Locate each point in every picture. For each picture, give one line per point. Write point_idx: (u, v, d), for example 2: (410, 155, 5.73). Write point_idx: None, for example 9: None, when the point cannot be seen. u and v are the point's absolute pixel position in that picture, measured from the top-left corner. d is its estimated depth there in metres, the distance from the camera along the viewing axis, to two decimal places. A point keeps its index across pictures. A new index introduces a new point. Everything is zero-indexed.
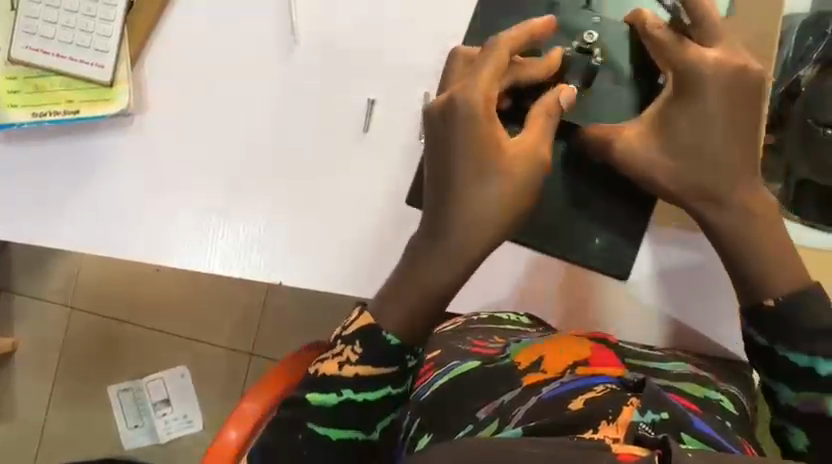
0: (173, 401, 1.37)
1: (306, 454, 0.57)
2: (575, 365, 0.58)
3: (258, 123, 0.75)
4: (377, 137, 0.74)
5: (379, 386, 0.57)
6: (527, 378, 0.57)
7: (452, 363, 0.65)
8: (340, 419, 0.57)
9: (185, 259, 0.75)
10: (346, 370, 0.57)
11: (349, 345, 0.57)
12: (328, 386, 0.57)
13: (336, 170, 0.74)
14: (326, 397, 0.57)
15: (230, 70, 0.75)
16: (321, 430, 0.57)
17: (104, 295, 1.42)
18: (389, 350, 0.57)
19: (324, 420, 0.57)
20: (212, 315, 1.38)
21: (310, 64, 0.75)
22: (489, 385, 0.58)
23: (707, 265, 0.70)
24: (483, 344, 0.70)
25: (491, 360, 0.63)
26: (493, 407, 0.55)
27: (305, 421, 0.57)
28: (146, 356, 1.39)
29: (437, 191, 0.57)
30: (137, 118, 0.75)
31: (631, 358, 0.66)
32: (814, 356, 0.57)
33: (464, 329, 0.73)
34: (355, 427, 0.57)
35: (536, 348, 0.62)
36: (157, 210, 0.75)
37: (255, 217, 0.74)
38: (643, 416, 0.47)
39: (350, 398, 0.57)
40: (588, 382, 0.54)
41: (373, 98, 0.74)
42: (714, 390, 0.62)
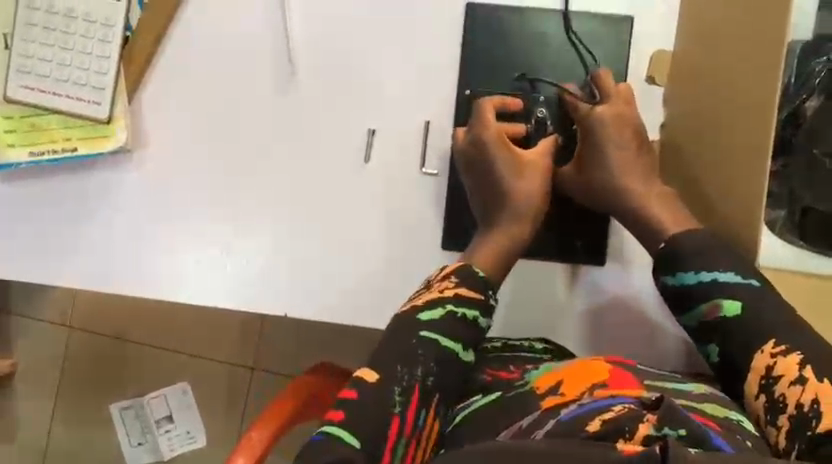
0: (176, 418, 1.37)
1: (421, 354, 0.58)
2: (592, 388, 0.57)
3: (257, 154, 0.75)
4: (380, 166, 0.74)
5: (472, 307, 0.62)
6: (546, 402, 0.57)
7: (469, 396, 0.64)
8: (446, 331, 0.60)
9: (187, 293, 0.74)
10: (447, 292, 0.62)
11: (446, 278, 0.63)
12: (433, 304, 0.61)
13: (338, 199, 0.74)
14: (432, 312, 0.60)
15: (227, 101, 0.75)
16: (433, 335, 0.59)
17: (102, 315, 1.41)
18: (479, 281, 0.64)
19: (437, 326, 0.60)
20: (211, 330, 1.37)
21: (307, 94, 0.74)
22: (508, 416, 0.58)
23: None
24: (506, 373, 0.65)
25: (508, 389, 0.62)
26: (513, 431, 0.56)
27: (418, 327, 0.60)
28: (146, 374, 1.39)
29: (481, 191, 0.72)
30: (134, 153, 0.75)
31: (655, 383, 0.61)
32: (697, 271, 0.63)
33: (480, 360, 0.68)
34: (455, 339, 0.60)
35: (554, 372, 0.61)
36: (157, 244, 0.74)
37: (259, 249, 0.74)
38: (659, 433, 0.48)
39: (454, 313, 0.61)
40: (606, 401, 0.53)
41: (373, 127, 0.74)
42: (737, 413, 0.57)
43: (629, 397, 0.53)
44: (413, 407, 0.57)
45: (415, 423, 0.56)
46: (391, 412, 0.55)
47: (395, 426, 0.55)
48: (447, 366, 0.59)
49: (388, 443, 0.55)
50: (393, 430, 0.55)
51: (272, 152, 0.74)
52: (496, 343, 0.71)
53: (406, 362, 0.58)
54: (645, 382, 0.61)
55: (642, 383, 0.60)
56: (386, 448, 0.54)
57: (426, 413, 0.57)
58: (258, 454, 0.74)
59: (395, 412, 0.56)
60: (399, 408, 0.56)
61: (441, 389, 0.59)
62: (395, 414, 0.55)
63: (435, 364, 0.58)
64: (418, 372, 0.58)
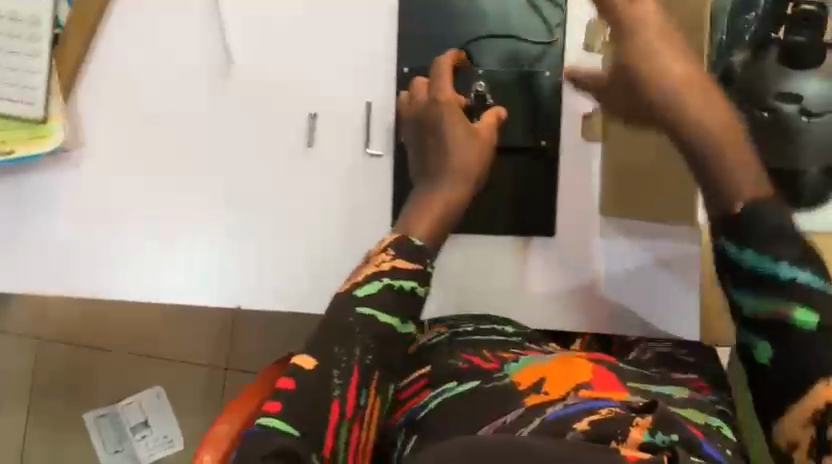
0: (152, 423, 1.36)
1: (358, 331, 0.54)
2: (578, 388, 0.54)
3: (199, 146, 0.74)
4: (324, 151, 0.73)
5: (409, 278, 0.58)
6: (530, 398, 0.53)
7: (442, 386, 0.59)
8: (384, 304, 0.56)
9: (139, 290, 0.73)
10: (383, 266, 0.58)
11: (383, 251, 0.60)
12: (368, 279, 0.57)
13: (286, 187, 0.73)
14: (366, 288, 0.56)
15: (165, 95, 0.74)
16: (370, 311, 0.55)
17: (70, 324, 1.39)
18: (414, 249, 0.60)
19: (373, 302, 0.56)
20: (181, 332, 1.36)
21: (246, 83, 0.74)
22: (489, 407, 0.53)
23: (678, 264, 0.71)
24: (480, 360, 0.61)
25: (486, 379, 0.57)
26: (494, 427, 0.50)
27: (354, 303, 0.56)
28: (118, 381, 1.36)
29: (427, 151, 0.67)
30: (73, 152, 0.74)
31: (638, 385, 0.59)
32: (777, 260, 0.53)
33: (448, 342, 0.65)
34: (393, 312, 0.56)
35: (533, 368, 0.58)
36: (104, 243, 0.74)
37: (208, 241, 0.73)
38: (654, 437, 0.44)
39: (391, 286, 0.57)
40: (596, 403, 0.50)
41: (315, 112, 0.73)
42: (714, 416, 0.56)
43: (616, 401, 0.52)
44: (354, 391, 0.53)
45: (356, 403, 0.53)
46: (331, 396, 0.51)
47: (335, 410, 0.51)
48: (386, 345, 0.56)
49: (330, 429, 0.51)
50: (334, 414, 0.51)
51: (215, 143, 0.74)
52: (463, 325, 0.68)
53: (343, 342, 0.54)
54: (628, 383, 0.58)
55: (626, 384, 0.58)
56: (327, 434, 0.50)
57: (369, 392, 0.54)
58: None
59: (335, 396, 0.52)
60: (339, 391, 0.52)
61: (381, 367, 0.55)
62: (335, 397, 0.51)
63: (373, 342, 0.55)
64: (356, 351, 0.54)
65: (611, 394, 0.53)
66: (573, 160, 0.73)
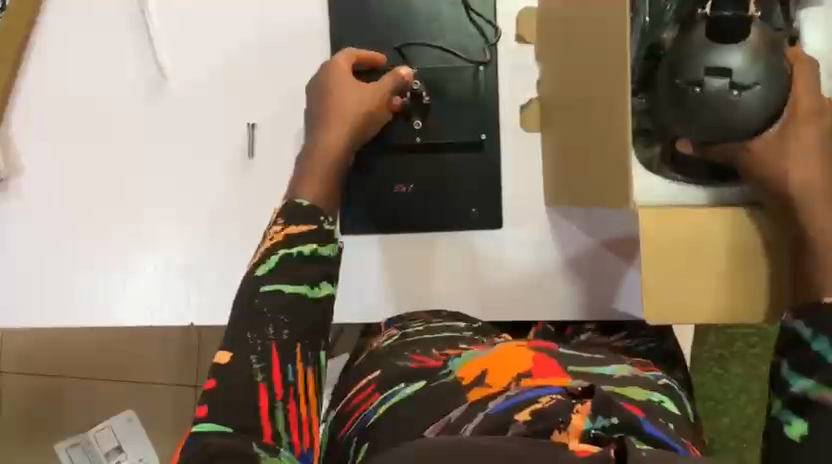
0: (126, 448, 1.34)
1: (267, 312, 0.52)
2: (519, 376, 0.55)
3: (140, 165, 0.73)
4: (265, 160, 0.73)
5: (305, 242, 0.55)
6: (473, 393, 0.54)
7: (391, 387, 0.60)
8: (287, 277, 0.53)
9: (88, 312, 0.74)
10: (277, 237, 0.55)
11: (274, 224, 0.57)
12: (264, 255, 0.54)
13: (230, 201, 0.73)
14: (266, 264, 0.53)
15: (102, 117, 0.73)
16: (272, 286, 0.53)
17: (29, 356, 1.36)
18: (306, 213, 0.57)
19: (274, 278, 0.53)
20: (146, 355, 1.33)
21: (181, 99, 0.73)
22: (432, 403, 0.54)
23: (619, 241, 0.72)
24: (423, 357, 0.63)
25: (433, 377, 0.58)
26: (440, 425, 0.51)
27: (256, 287, 0.53)
28: (87, 408, 1.35)
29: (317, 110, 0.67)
30: (11, 181, 0.73)
31: (578, 368, 0.60)
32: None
33: (400, 344, 0.67)
34: (300, 281, 0.54)
35: (476, 361, 0.59)
36: (50, 270, 0.73)
37: (155, 262, 0.73)
38: (594, 422, 0.48)
39: (289, 256, 0.54)
40: (535, 393, 0.52)
41: (253, 121, 0.73)
42: (657, 392, 0.59)
43: (557, 390, 0.53)
44: (278, 374, 0.50)
45: (284, 380, 0.50)
46: (256, 383, 0.49)
47: (263, 395, 0.49)
48: (302, 315, 0.53)
49: (264, 415, 0.48)
50: (263, 402, 0.49)
51: (155, 160, 0.73)
52: (412, 327, 0.70)
53: (253, 326, 0.51)
54: (570, 368, 0.60)
55: (568, 370, 0.59)
56: (262, 421, 0.48)
57: (296, 367, 0.51)
58: None
59: (259, 381, 0.49)
60: (263, 376, 0.50)
61: (306, 335, 0.52)
62: (259, 382, 0.49)
63: (289, 326, 0.52)
64: (269, 331, 0.51)
65: (552, 382, 0.55)
66: (517, 151, 0.73)
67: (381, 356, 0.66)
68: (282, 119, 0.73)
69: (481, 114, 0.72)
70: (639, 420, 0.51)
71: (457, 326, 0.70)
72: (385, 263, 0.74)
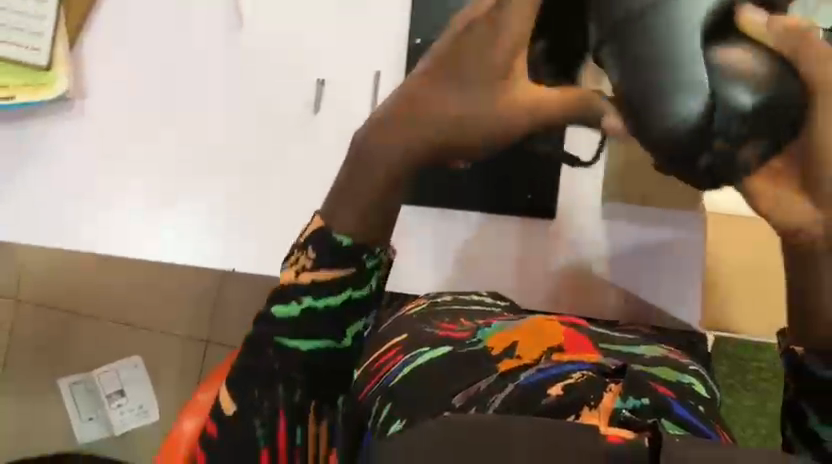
0: (127, 393, 1.41)
1: (277, 365, 0.45)
2: (550, 351, 0.53)
3: (204, 106, 0.74)
4: (328, 117, 0.72)
5: (336, 292, 0.45)
6: (503, 365, 0.51)
7: (417, 349, 0.58)
8: (308, 330, 0.45)
9: (132, 248, 0.74)
10: (303, 276, 0.45)
11: (300, 250, 0.46)
12: (285, 296, 0.45)
13: (284, 151, 0.73)
14: (283, 308, 0.45)
15: (173, 53, 0.74)
16: (291, 342, 0.45)
17: (58, 289, 1.44)
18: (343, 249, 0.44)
19: (290, 330, 0.45)
20: (170, 299, 1.39)
21: (254, 46, 0.73)
22: (464, 369, 0.51)
23: (669, 243, 0.72)
24: (452, 327, 0.62)
25: (459, 344, 0.57)
26: (468, 393, 0.47)
27: (272, 333, 0.45)
28: (105, 348, 1.41)
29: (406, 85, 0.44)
30: (76, 102, 0.74)
31: (606, 345, 0.60)
32: None
33: (427, 312, 0.67)
34: (323, 337, 0.45)
35: (507, 333, 0.57)
36: (102, 198, 0.74)
37: (203, 205, 0.74)
38: (626, 403, 0.43)
39: (314, 308, 0.45)
40: (564, 370, 0.49)
41: (322, 78, 0.73)
42: (685, 374, 0.57)
43: (588, 366, 0.50)
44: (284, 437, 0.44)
45: (290, 443, 0.44)
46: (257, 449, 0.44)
47: None
48: (317, 374, 0.45)
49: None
50: None
51: (219, 104, 0.73)
52: (446, 296, 0.71)
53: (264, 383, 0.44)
54: (599, 345, 0.60)
55: (598, 347, 0.59)
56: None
57: (306, 429, 0.45)
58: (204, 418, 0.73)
59: (262, 447, 0.44)
60: (265, 440, 0.44)
61: (320, 393, 0.45)
62: (262, 448, 0.44)
63: (301, 371, 0.45)
64: (278, 395, 0.44)
65: (582, 356, 0.53)
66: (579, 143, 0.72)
67: (409, 321, 0.66)
68: (352, 78, 0.72)
69: None
70: (672, 403, 0.46)
71: (488, 301, 0.70)
72: (432, 234, 0.76)
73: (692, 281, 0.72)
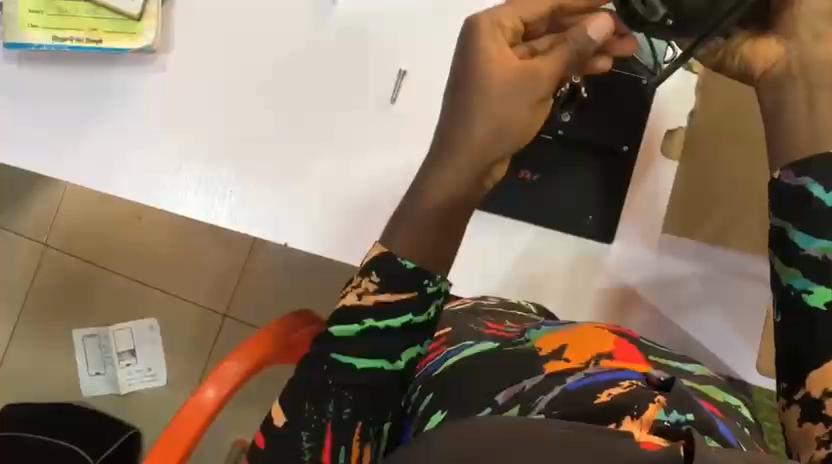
0: (139, 353, 1.40)
1: (331, 385, 0.54)
2: (600, 357, 0.55)
3: (286, 78, 0.76)
4: (403, 108, 0.74)
5: (397, 312, 0.55)
6: (549, 365, 0.53)
7: (462, 341, 0.61)
8: (364, 348, 0.55)
9: (189, 207, 0.75)
10: (366, 299, 0.55)
11: (365, 277, 0.56)
12: (347, 317, 0.55)
13: (356, 129, 0.75)
14: (345, 328, 0.55)
15: (263, 22, 0.77)
16: (346, 358, 0.54)
17: (80, 239, 1.44)
18: (402, 276, 0.55)
19: (349, 347, 0.55)
20: (198, 265, 1.40)
21: (340, 27, 0.76)
22: (507, 368, 0.53)
23: (710, 277, 0.72)
24: (499, 327, 0.64)
25: (510, 342, 0.59)
26: (512, 392, 0.50)
27: (330, 350, 0.55)
28: (122, 305, 1.42)
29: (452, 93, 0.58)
30: (159, 56, 0.77)
31: (656, 357, 0.61)
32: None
33: (473, 311, 0.68)
34: (379, 356, 0.54)
35: (556, 336, 0.59)
36: (169, 152, 0.76)
37: (266, 173, 0.75)
38: (668, 417, 0.46)
39: (375, 326, 0.55)
40: (613, 376, 0.51)
41: (404, 69, 0.75)
42: (732, 397, 0.60)
43: (636, 374, 0.52)
44: (327, 454, 0.54)
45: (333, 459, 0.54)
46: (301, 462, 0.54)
47: None
48: (365, 391, 0.54)
49: None
50: None
51: (299, 82, 0.76)
52: (492, 300, 0.72)
53: (316, 399, 0.54)
54: (649, 357, 0.61)
55: (648, 359, 0.60)
56: None
57: (348, 449, 0.54)
58: (230, 386, 0.74)
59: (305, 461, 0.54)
60: (309, 456, 0.54)
61: (365, 413, 0.54)
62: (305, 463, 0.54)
63: (350, 389, 0.54)
64: (328, 411, 0.54)
65: (632, 367, 0.55)
66: (648, 170, 0.73)
67: (451, 320, 0.67)
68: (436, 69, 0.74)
69: (627, 123, 0.71)
70: (716, 422, 0.49)
71: (533, 310, 0.71)
72: (486, 240, 0.75)
73: (737, 322, 0.72)
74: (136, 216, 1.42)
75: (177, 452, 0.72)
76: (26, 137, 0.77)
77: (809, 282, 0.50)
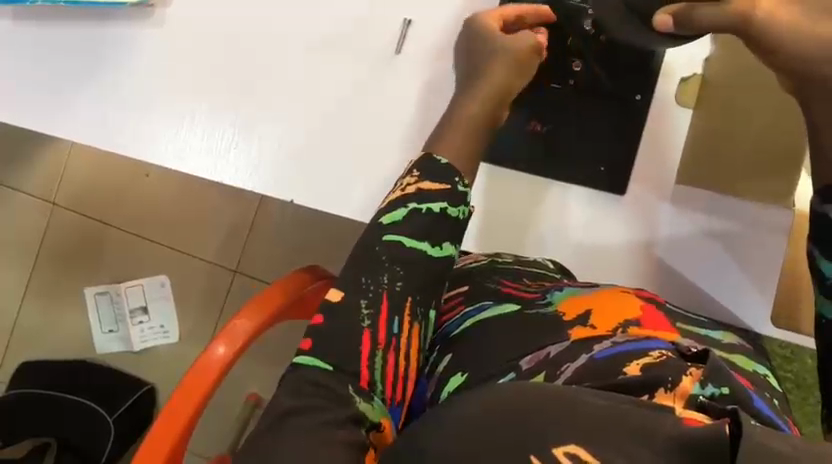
0: (151, 310, 1.41)
1: (385, 260, 0.59)
2: (626, 325, 0.56)
3: (287, 29, 0.74)
4: (411, 59, 0.73)
5: (437, 200, 0.61)
6: (576, 332, 0.55)
7: (479, 301, 0.64)
8: (411, 231, 0.60)
9: (191, 165, 0.75)
10: (410, 189, 0.62)
11: (408, 174, 0.63)
12: (395, 205, 0.61)
13: (361, 82, 0.73)
14: (394, 215, 0.61)
15: None
16: (396, 237, 0.60)
17: (88, 197, 1.43)
18: (441, 169, 0.63)
19: (397, 229, 0.60)
20: (207, 222, 1.39)
21: None
22: (532, 337, 0.56)
23: (734, 238, 0.70)
24: (517, 286, 0.65)
25: (531, 305, 0.61)
26: (537, 358, 0.53)
27: (383, 232, 0.60)
28: (132, 263, 1.42)
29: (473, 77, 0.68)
30: (158, 10, 0.75)
31: (684, 325, 0.62)
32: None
33: (495, 266, 0.69)
34: (426, 238, 0.60)
35: (577, 299, 0.61)
36: (169, 109, 0.75)
37: (268, 130, 0.74)
38: (703, 389, 0.46)
39: (418, 210, 0.61)
40: (642, 346, 0.52)
41: (410, 19, 0.73)
42: (760, 366, 0.61)
43: (665, 345, 0.53)
44: (384, 320, 0.57)
45: (389, 331, 0.57)
46: (360, 327, 0.56)
47: (365, 341, 0.56)
48: (415, 269, 0.59)
49: (363, 357, 0.55)
50: (365, 345, 0.56)
51: (303, 36, 0.74)
52: (506, 257, 0.72)
53: (371, 272, 0.58)
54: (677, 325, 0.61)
55: (675, 325, 0.60)
56: (361, 364, 0.55)
57: (402, 321, 0.57)
58: (241, 345, 0.74)
59: (364, 327, 0.56)
60: (368, 323, 0.56)
61: (416, 292, 0.59)
62: (365, 328, 0.56)
63: (403, 267, 0.59)
64: (383, 281, 0.58)
65: (659, 334, 0.55)
66: (663, 123, 0.71)
67: (472, 277, 0.68)
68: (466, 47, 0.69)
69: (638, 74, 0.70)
70: (750, 395, 0.49)
71: (552, 267, 0.70)
72: (505, 197, 0.73)
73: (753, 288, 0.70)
74: (144, 173, 1.41)
75: (189, 412, 0.71)
76: (25, 95, 0.76)
77: None
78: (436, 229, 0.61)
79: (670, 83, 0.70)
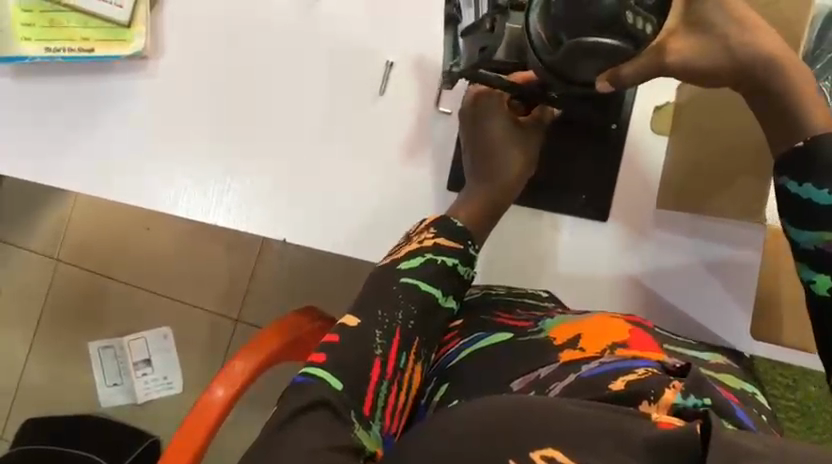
0: (154, 362, 1.41)
1: (401, 299, 0.61)
2: (614, 346, 0.57)
3: (274, 75, 0.77)
4: (394, 100, 0.76)
5: (451, 256, 0.65)
6: (564, 355, 0.57)
7: (473, 331, 0.65)
8: (424, 277, 0.63)
9: (188, 208, 0.78)
10: (427, 242, 0.65)
11: (424, 230, 0.67)
12: (411, 256, 0.64)
13: (348, 123, 0.76)
14: (409, 262, 0.63)
15: (251, 23, 0.78)
16: (412, 282, 0.62)
17: (90, 252, 1.46)
18: (458, 231, 0.67)
19: (414, 273, 0.63)
20: (207, 272, 1.41)
21: (330, 22, 0.77)
22: (521, 360, 0.58)
23: (723, 265, 0.72)
24: (511, 316, 0.67)
25: (524, 333, 0.62)
26: (527, 379, 0.55)
27: (400, 274, 0.62)
28: (135, 315, 1.44)
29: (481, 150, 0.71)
30: (151, 61, 0.78)
31: (672, 346, 0.63)
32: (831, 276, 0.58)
33: (490, 298, 0.70)
34: (437, 286, 0.63)
35: (568, 324, 0.62)
36: (164, 156, 0.78)
37: (260, 172, 0.77)
38: (685, 400, 0.47)
39: (432, 261, 0.64)
40: (631, 364, 0.53)
41: (392, 61, 0.76)
42: (748, 383, 0.61)
43: (652, 362, 0.53)
44: (395, 352, 0.59)
45: (396, 367, 0.59)
46: (374, 354, 0.58)
47: (375, 369, 0.57)
48: (427, 310, 0.62)
49: (370, 382, 0.56)
50: (375, 372, 0.57)
51: (290, 81, 0.77)
52: (500, 289, 0.73)
53: (387, 306, 0.60)
54: (663, 344, 0.62)
55: (663, 346, 0.62)
56: (368, 389, 0.56)
57: (409, 356, 0.60)
58: (239, 385, 0.75)
59: (377, 355, 0.58)
60: (381, 351, 0.58)
61: (420, 328, 0.61)
62: (377, 356, 0.58)
63: (417, 306, 0.61)
64: (397, 315, 0.60)
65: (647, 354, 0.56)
66: (640, 151, 0.73)
67: (466, 309, 0.69)
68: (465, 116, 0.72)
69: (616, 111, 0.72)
70: (733, 407, 0.50)
71: (544, 295, 0.72)
72: (509, 231, 0.75)
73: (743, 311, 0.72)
74: (145, 226, 1.43)
75: (190, 451, 0.73)
76: (24, 148, 0.79)
77: (813, 274, 0.58)
78: (446, 279, 0.64)
79: (645, 112, 0.73)
